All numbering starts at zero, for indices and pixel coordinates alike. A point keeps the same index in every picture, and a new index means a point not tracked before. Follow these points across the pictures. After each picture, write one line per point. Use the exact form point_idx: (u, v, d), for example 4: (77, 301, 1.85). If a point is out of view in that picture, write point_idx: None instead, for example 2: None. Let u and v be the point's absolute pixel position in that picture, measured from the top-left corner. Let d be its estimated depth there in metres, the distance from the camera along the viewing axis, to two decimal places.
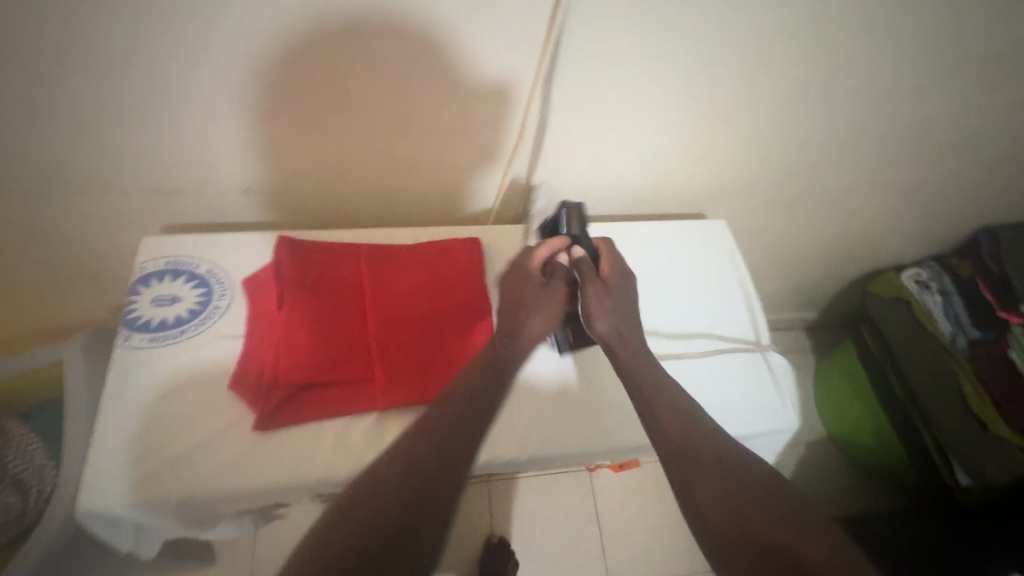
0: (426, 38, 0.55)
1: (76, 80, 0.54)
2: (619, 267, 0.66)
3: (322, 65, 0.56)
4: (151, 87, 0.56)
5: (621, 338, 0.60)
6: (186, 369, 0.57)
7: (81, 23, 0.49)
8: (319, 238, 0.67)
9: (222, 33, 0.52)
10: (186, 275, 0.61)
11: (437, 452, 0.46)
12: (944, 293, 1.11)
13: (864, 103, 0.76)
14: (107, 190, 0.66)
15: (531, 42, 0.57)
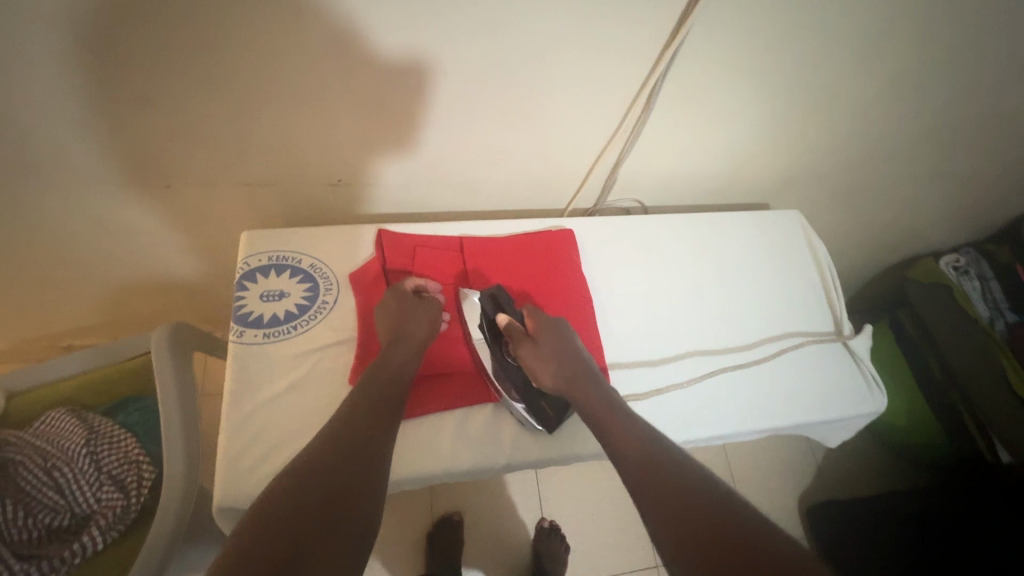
0: (556, 37, 0.56)
1: (202, 86, 0.53)
2: (554, 327, 0.60)
3: (444, 68, 0.57)
4: (272, 91, 0.55)
5: (571, 385, 0.55)
6: (305, 363, 0.57)
7: (223, 31, 0.48)
8: (413, 230, 0.68)
9: (357, 41, 0.52)
10: (291, 270, 0.62)
11: (349, 450, 0.44)
12: (981, 278, 1.14)
13: (936, 94, 0.78)
14: (203, 183, 0.66)
15: (651, 36, 0.59)
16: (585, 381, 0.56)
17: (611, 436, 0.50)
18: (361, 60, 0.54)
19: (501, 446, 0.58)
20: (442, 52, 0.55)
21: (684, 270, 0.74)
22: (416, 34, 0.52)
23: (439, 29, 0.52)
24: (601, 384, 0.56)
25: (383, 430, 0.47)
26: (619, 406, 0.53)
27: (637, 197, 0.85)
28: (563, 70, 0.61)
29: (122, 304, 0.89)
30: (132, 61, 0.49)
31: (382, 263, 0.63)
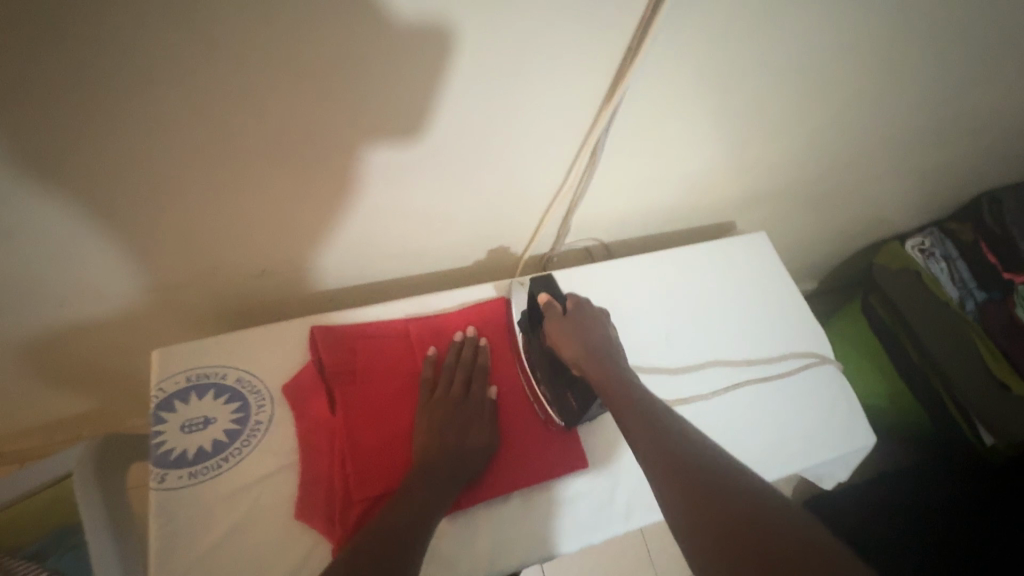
0: (483, 98, 0.51)
1: (69, 197, 0.46)
2: (601, 318, 0.57)
3: (348, 131, 0.49)
4: (155, 187, 0.48)
5: (586, 362, 0.53)
6: (242, 501, 0.50)
7: (77, 136, 0.41)
8: (352, 318, 0.61)
9: (236, 117, 0.45)
10: (215, 389, 0.54)
11: (380, 559, 0.41)
12: (947, 258, 1.14)
13: (886, 95, 0.75)
14: (101, 295, 0.59)
15: (591, 92, 0.55)
16: (603, 361, 0.52)
17: (621, 413, 0.47)
18: (251, 133, 0.46)
19: (479, 560, 0.52)
20: (357, 128, 0.49)
21: (653, 314, 0.70)
22: (324, 111, 0.47)
23: (333, 93, 0.45)
24: (619, 370, 0.52)
25: (416, 534, 0.45)
26: (634, 386, 0.50)
27: (594, 236, 0.79)
28: (498, 131, 0.56)
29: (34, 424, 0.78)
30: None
31: (317, 366, 0.56)
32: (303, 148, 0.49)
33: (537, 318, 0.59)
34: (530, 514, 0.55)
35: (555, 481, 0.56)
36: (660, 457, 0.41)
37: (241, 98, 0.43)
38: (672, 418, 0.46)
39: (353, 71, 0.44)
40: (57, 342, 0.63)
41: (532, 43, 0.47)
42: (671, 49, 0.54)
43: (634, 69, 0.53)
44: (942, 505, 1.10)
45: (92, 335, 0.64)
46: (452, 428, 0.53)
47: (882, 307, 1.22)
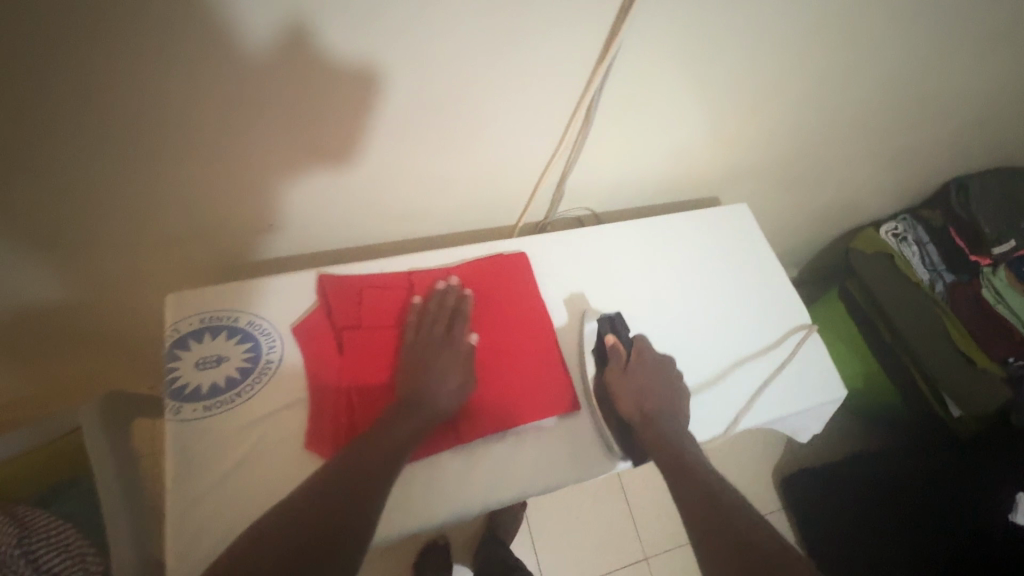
0: (484, 58, 0.54)
1: (88, 140, 0.48)
2: (663, 369, 0.63)
3: (357, 88, 0.52)
4: (171, 135, 0.51)
5: (650, 419, 0.59)
6: (252, 434, 0.53)
7: (100, 78, 0.44)
8: (357, 269, 0.64)
9: (252, 67, 0.47)
10: (226, 330, 0.57)
11: (350, 482, 0.46)
12: (919, 243, 1.19)
13: (860, 79, 0.80)
14: (115, 246, 0.62)
15: (585, 59, 0.58)
16: (664, 421, 0.59)
17: (675, 472, 0.54)
18: (261, 84, 0.49)
19: (478, 492, 0.55)
20: (362, 83, 0.52)
21: (641, 276, 0.74)
22: (329, 63, 0.49)
23: (342, 48, 0.48)
24: (678, 430, 0.59)
25: (389, 462, 0.49)
26: (693, 452, 0.57)
27: (586, 206, 0.84)
28: (496, 92, 0.58)
29: (47, 377, 0.83)
30: (10, 128, 0.45)
31: (325, 311, 0.59)
32: (308, 103, 0.52)
33: (601, 362, 0.64)
34: (523, 452, 0.58)
35: (548, 423, 0.60)
36: (710, 521, 0.48)
37: (250, 50, 0.46)
38: (723, 485, 0.53)
39: (361, 24, 0.46)
40: (72, 293, 0.67)
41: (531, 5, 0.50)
42: (662, 20, 0.57)
43: (623, 34, 0.56)
44: (925, 479, 1.15)
45: (109, 286, 0.68)
46: (431, 368, 0.56)
47: (859, 292, 1.26)
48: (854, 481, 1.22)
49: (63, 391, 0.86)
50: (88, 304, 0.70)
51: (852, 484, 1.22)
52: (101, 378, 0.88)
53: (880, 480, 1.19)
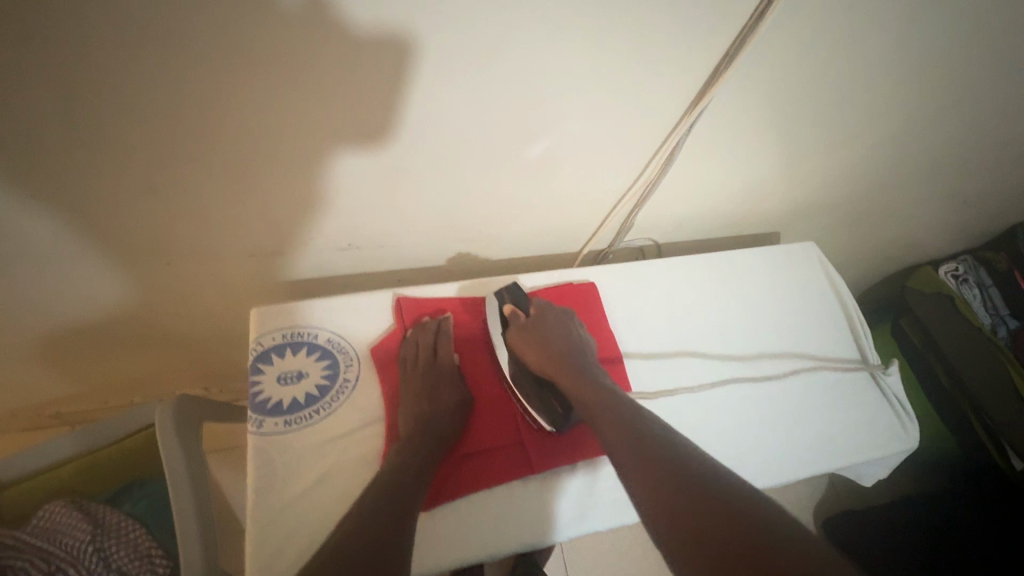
0: (581, 91, 0.56)
1: (200, 151, 0.52)
2: (561, 325, 0.61)
3: (444, 105, 0.54)
4: (273, 148, 0.53)
5: (554, 367, 0.57)
6: (331, 452, 0.54)
7: (215, 93, 0.46)
8: (432, 291, 0.65)
9: (353, 87, 0.49)
10: (308, 347, 0.58)
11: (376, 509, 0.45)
12: (981, 286, 1.16)
13: (934, 123, 0.80)
14: (205, 253, 0.66)
15: (681, 94, 0.61)
16: (569, 375, 0.56)
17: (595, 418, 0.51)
18: (356, 102, 0.51)
19: (549, 525, 0.56)
20: (449, 108, 0.54)
21: (706, 309, 0.73)
22: (439, 92, 0.52)
23: (438, 67, 0.49)
24: (585, 368, 0.57)
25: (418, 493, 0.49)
26: (611, 394, 0.53)
27: (650, 236, 0.84)
28: (585, 125, 0.61)
29: (122, 367, 0.87)
30: (133, 137, 0.48)
31: (403, 334, 0.61)
32: (390, 126, 0.54)
33: (497, 334, 0.61)
34: (593, 484, 0.58)
35: None
36: (636, 454, 0.45)
37: (357, 76, 0.48)
38: (645, 415, 0.50)
39: (466, 53, 0.49)
40: (158, 292, 0.71)
41: (639, 44, 0.52)
42: (754, 60, 0.59)
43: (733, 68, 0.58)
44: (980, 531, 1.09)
45: (194, 287, 0.72)
46: (433, 392, 0.57)
47: (913, 330, 1.24)
48: (901, 520, 1.17)
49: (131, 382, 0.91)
50: (169, 304, 0.74)
51: (898, 523, 1.17)
52: (166, 374, 0.92)
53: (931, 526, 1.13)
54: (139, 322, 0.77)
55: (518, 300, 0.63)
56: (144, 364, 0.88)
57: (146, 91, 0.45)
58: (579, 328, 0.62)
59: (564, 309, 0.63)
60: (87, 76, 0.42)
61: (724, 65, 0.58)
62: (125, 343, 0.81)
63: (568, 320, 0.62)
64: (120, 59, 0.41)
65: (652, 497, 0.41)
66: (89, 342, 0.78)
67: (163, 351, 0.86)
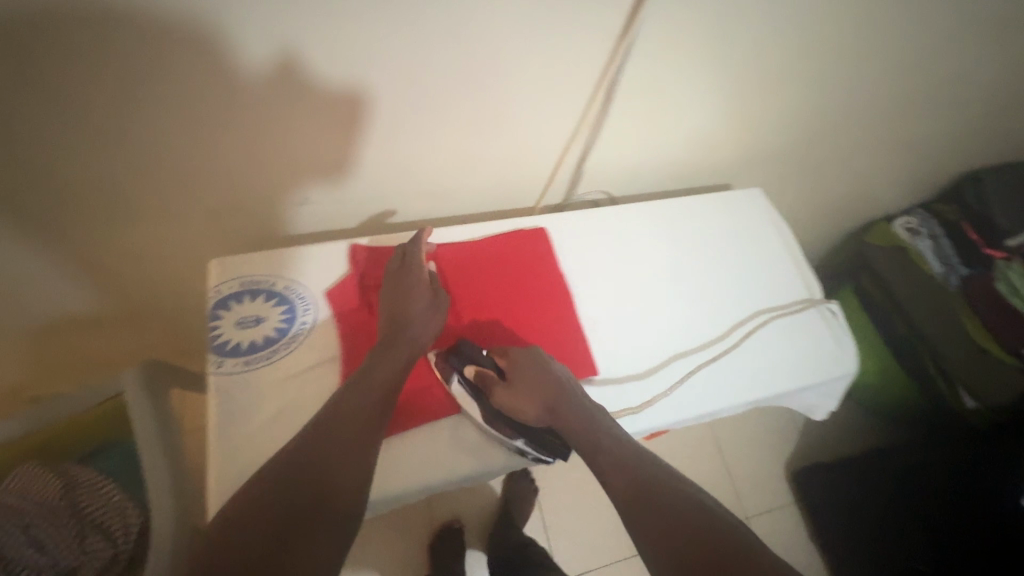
0: (512, 38, 0.57)
1: (150, 109, 0.52)
2: (538, 364, 0.60)
3: (379, 59, 0.54)
4: (223, 107, 0.54)
5: (554, 412, 0.57)
6: (289, 389, 0.56)
7: (162, 50, 0.46)
8: (386, 240, 0.67)
9: (291, 42, 0.49)
10: (265, 294, 0.60)
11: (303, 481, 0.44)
12: (932, 237, 1.20)
13: (874, 69, 0.82)
14: (161, 217, 0.65)
15: (608, 42, 0.61)
16: (570, 413, 0.57)
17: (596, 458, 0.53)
18: (297, 57, 0.51)
19: (500, 452, 0.59)
20: (385, 65, 0.54)
21: (655, 255, 0.76)
22: (363, 41, 0.51)
23: (372, 21, 0.50)
24: (583, 406, 0.58)
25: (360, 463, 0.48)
26: (609, 429, 0.56)
27: (604, 188, 0.87)
28: (524, 74, 0.62)
29: (92, 344, 0.87)
30: (76, 93, 0.48)
31: (357, 280, 0.62)
32: (330, 90, 0.56)
33: (475, 394, 0.59)
34: None
35: None
36: (643, 494, 0.48)
37: (295, 31, 0.48)
38: (644, 454, 0.53)
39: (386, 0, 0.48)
40: (122, 263, 0.71)
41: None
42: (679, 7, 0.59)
43: (646, 14, 0.58)
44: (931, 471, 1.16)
45: (155, 259, 0.72)
46: (400, 305, 0.58)
47: (873, 284, 1.27)
48: (859, 467, 1.24)
49: (107, 356, 0.91)
50: (136, 274, 0.74)
51: (856, 470, 1.24)
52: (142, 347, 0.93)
53: (886, 471, 1.20)
54: (105, 295, 0.77)
55: (480, 357, 0.61)
56: (116, 336, 0.87)
57: (81, 62, 0.45)
58: (555, 363, 0.61)
59: (531, 350, 0.61)
60: (26, 29, 0.41)
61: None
62: (95, 316, 0.81)
63: (541, 360, 0.61)
64: (45, 28, 0.42)
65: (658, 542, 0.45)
66: (56, 318, 0.78)
67: (135, 322, 0.86)
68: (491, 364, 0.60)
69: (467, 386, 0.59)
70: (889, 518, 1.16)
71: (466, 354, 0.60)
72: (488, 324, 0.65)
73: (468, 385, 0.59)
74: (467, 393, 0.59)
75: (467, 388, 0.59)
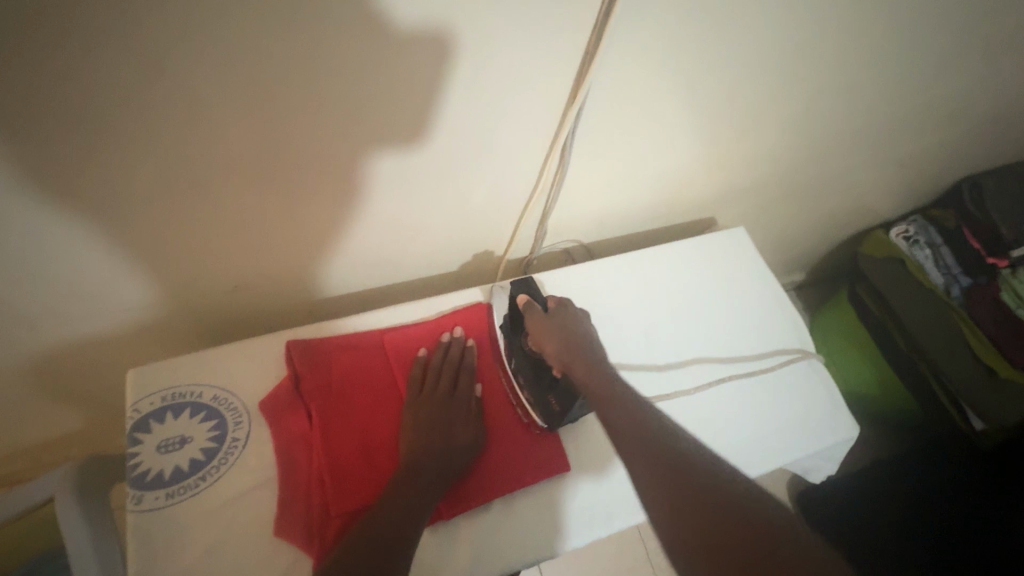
0: (442, 104, 0.51)
1: (18, 209, 0.43)
2: (577, 313, 0.57)
3: (293, 126, 0.47)
4: (110, 193, 0.46)
5: (572, 355, 0.52)
6: (219, 520, 0.50)
7: (28, 142, 0.39)
8: (328, 329, 0.61)
9: (186, 120, 0.43)
10: (190, 408, 0.54)
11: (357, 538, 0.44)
12: (931, 246, 1.14)
13: (860, 91, 0.75)
14: (49, 315, 0.56)
15: (550, 96, 0.55)
16: (586, 357, 0.52)
17: (613, 415, 0.45)
18: (196, 132, 0.44)
19: (460, 570, 0.52)
20: (338, 155, 0.52)
21: (631, 313, 0.70)
22: (265, 108, 0.45)
23: (283, 90, 0.44)
24: (602, 359, 0.52)
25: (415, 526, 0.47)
26: (620, 382, 0.49)
27: (573, 237, 0.80)
28: (464, 137, 0.56)
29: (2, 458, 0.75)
30: None
31: (294, 381, 0.56)
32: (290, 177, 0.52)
33: (511, 324, 0.59)
34: (512, 521, 0.55)
35: (533, 487, 0.56)
36: (652, 455, 0.41)
37: (187, 104, 0.42)
38: (658, 416, 0.46)
39: (308, 81, 0.44)
40: None
41: (478, 38, 0.45)
42: (626, 50, 0.53)
43: (594, 70, 0.52)
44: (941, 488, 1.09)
45: (82, 365, 0.65)
46: (441, 433, 0.54)
47: (870, 297, 1.20)
48: (868, 485, 1.14)
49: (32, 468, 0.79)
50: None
51: (864, 488, 1.14)
52: (68, 453, 0.80)
53: (894, 487, 1.12)
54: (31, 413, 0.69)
55: (536, 292, 0.60)
56: (22, 445, 0.74)
57: (36, 176, 0.42)
58: (581, 314, 0.58)
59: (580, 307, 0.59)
60: None
61: (593, 42, 0.50)
62: None
63: (575, 308, 0.58)
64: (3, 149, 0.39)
65: (661, 502, 0.38)
66: None
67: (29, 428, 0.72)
68: (545, 299, 0.59)
69: (516, 313, 0.59)
70: (896, 524, 1.08)
71: (522, 289, 0.60)
72: None
73: (510, 322, 0.59)
74: (512, 319, 0.59)
75: (511, 317, 0.59)
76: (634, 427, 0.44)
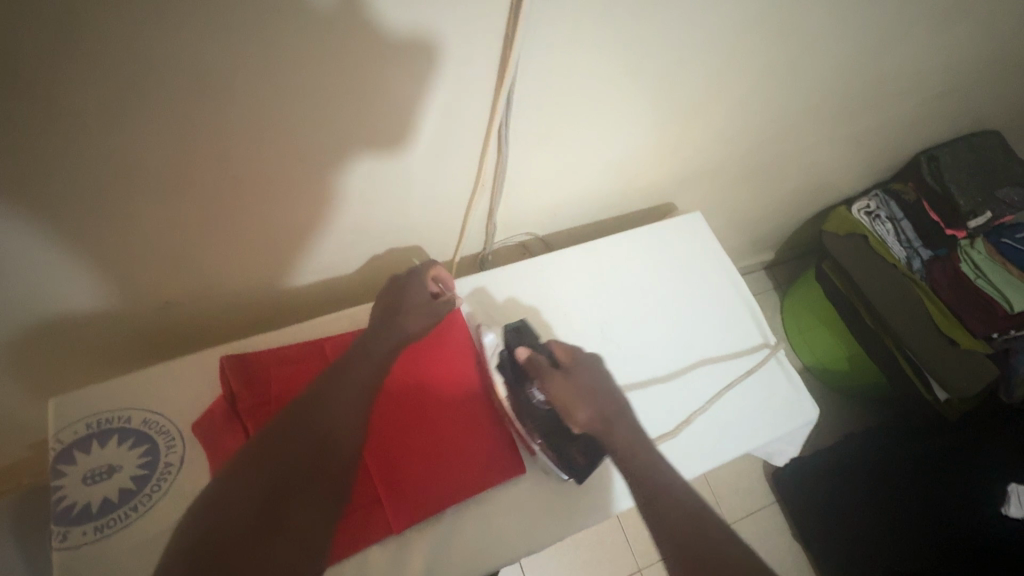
0: (357, 104, 0.46)
1: None
2: (597, 367, 0.57)
3: (189, 135, 0.43)
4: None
5: (605, 425, 0.53)
6: (154, 554, 0.47)
7: None
8: (267, 342, 0.58)
9: (62, 140, 0.38)
10: (119, 435, 0.51)
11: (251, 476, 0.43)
12: (892, 219, 1.14)
13: (810, 68, 0.73)
14: None
15: (479, 90, 0.51)
16: (618, 423, 0.53)
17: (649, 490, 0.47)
18: (77, 150, 0.40)
19: None
20: (255, 164, 0.48)
21: (590, 303, 0.69)
22: (152, 119, 0.40)
23: (168, 97, 0.39)
24: (628, 420, 0.53)
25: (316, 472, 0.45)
26: (649, 447, 0.51)
27: (528, 229, 0.78)
28: (393, 137, 0.51)
29: None
30: None
31: (228, 400, 0.52)
32: (199, 188, 0.48)
33: (522, 380, 0.58)
34: (466, 530, 0.53)
35: (485, 495, 0.55)
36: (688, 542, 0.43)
37: (57, 120, 0.37)
38: (688, 491, 0.47)
39: (200, 86, 0.39)
40: None
41: (396, 32, 0.42)
42: (557, 38, 0.49)
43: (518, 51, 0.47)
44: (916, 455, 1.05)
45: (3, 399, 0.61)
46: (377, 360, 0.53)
47: (835, 274, 1.19)
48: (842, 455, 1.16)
49: None
50: None
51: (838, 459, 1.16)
52: None
53: (866, 451, 1.12)
54: None
55: (539, 348, 0.58)
56: None
57: None
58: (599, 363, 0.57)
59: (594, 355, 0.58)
60: None
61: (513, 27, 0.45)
62: None
63: (592, 361, 0.57)
64: None
65: None
66: None
67: None
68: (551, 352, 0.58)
69: (521, 371, 0.58)
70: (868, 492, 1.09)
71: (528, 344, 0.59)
72: (410, 423, 0.56)
73: (517, 374, 0.58)
74: (517, 377, 0.58)
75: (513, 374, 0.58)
76: (672, 506, 0.45)
